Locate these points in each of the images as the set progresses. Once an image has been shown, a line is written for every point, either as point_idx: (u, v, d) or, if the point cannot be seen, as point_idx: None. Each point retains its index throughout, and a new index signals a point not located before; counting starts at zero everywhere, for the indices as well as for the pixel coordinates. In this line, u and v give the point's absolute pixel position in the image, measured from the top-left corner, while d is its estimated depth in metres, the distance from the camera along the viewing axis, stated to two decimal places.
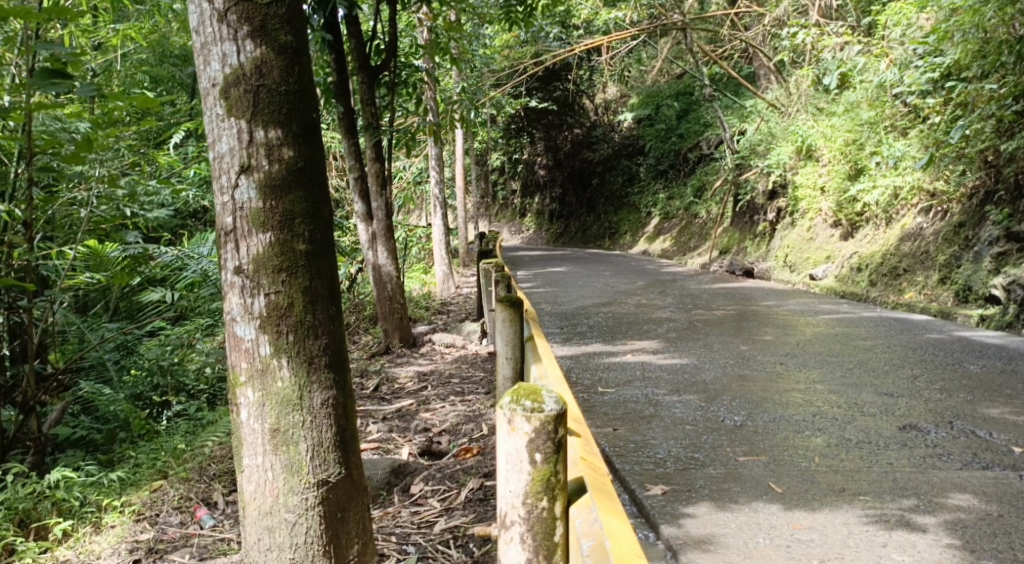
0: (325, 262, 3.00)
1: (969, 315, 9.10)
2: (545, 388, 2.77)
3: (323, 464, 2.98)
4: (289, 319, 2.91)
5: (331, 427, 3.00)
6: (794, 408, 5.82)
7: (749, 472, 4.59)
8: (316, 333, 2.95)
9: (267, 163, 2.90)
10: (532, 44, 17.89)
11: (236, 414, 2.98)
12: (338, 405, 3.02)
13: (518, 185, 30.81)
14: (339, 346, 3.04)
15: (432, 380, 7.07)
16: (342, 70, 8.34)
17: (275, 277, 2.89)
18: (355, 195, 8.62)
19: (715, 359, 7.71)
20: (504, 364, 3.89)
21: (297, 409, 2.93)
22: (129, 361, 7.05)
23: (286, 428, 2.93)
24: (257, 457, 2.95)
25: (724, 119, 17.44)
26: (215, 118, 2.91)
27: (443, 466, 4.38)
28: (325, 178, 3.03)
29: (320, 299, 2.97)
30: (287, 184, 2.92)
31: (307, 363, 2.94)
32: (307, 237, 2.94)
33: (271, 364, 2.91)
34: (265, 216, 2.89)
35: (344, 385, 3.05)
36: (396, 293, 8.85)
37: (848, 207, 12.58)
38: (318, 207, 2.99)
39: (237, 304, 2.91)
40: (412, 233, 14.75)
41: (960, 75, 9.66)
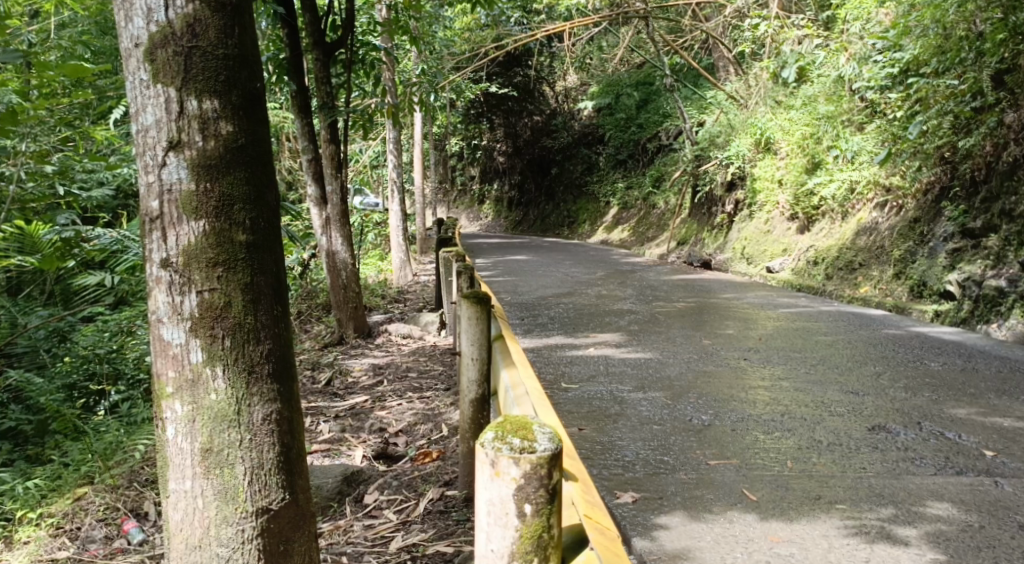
0: (269, 255, 2.66)
1: (924, 311, 8.97)
2: (537, 423, 2.38)
3: (262, 490, 2.66)
4: (225, 321, 2.57)
5: (274, 446, 2.67)
6: (762, 408, 5.62)
7: (721, 478, 4.37)
8: (258, 338, 2.62)
9: (201, 138, 2.55)
10: (493, 28, 17.55)
11: (162, 432, 2.63)
12: (283, 419, 2.70)
13: (477, 171, 30.39)
14: (286, 355, 2.72)
15: (387, 374, 6.73)
16: (295, 45, 7.94)
17: (209, 273, 2.56)
18: (308, 177, 8.25)
19: (678, 354, 7.50)
20: (469, 365, 3.59)
21: (233, 426, 2.60)
22: (63, 351, 6.65)
23: (219, 448, 2.60)
24: (185, 480, 2.62)
25: (683, 110, 17.30)
26: (139, 85, 2.56)
27: (400, 473, 4.08)
28: (269, 157, 2.70)
29: (263, 299, 2.64)
30: (225, 163, 2.58)
31: (246, 373, 2.61)
32: (247, 227, 2.60)
33: (203, 374, 2.58)
34: (197, 201, 2.55)
35: (290, 397, 2.73)
36: (351, 281, 8.48)
37: (804, 201, 12.40)
38: (261, 191, 2.65)
39: (164, 302, 2.57)
40: (368, 218, 14.35)
41: (918, 70, 9.58)
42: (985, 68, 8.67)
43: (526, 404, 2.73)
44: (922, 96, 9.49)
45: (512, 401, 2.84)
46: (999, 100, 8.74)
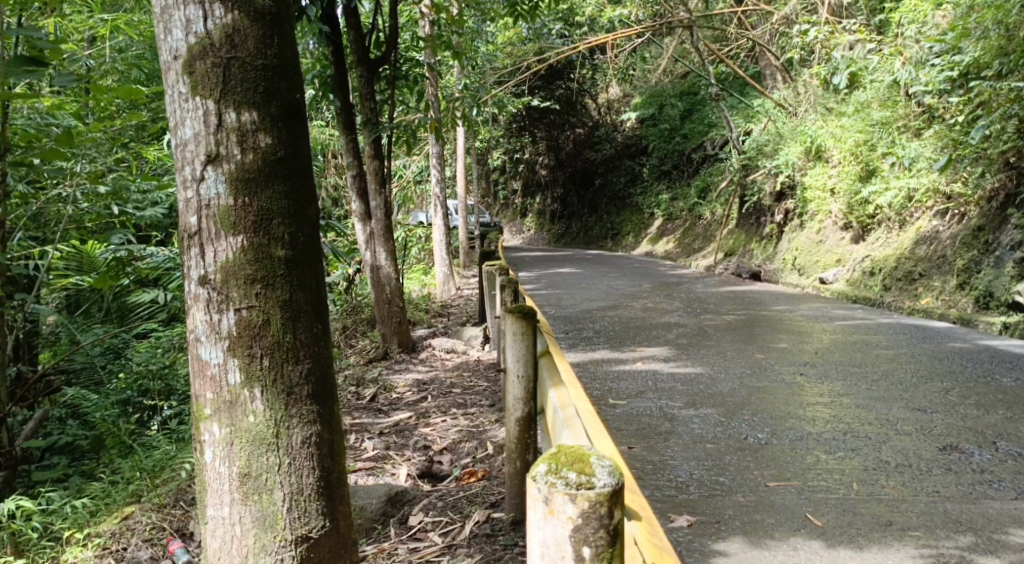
0: (308, 271, 2.59)
1: (991, 323, 8.62)
2: (594, 454, 2.20)
3: (302, 516, 2.58)
4: (263, 340, 2.50)
5: (313, 470, 2.59)
6: (822, 425, 5.42)
7: (781, 501, 4.19)
8: (297, 357, 2.54)
9: (239, 152, 2.50)
10: (536, 42, 17.54)
11: (200, 455, 2.57)
12: (323, 442, 2.62)
13: (519, 184, 30.33)
14: (326, 375, 2.64)
15: (431, 390, 6.65)
16: (340, 62, 7.97)
17: (248, 290, 2.49)
18: (352, 194, 8.28)
19: (730, 368, 7.30)
20: (514, 383, 3.47)
21: (271, 449, 2.53)
22: (118, 368, 6.69)
23: (257, 473, 2.53)
24: (223, 507, 2.55)
25: (730, 119, 17.03)
26: (178, 98, 2.51)
27: (445, 494, 3.98)
28: (309, 170, 2.63)
29: (302, 317, 2.56)
30: (264, 176, 2.51)
31: (285, 395, 2.53)
32: (287, 242, 2.54)
33: (240, 396, 2.51)
34: (235, 216, 2.49)
35: (330, 419, 2.64)
36: (395, 296, 8.44)
37: (858, 210, 12.16)
38: (301, 205, 2.58)
39: (202, 321, 2.51)
40: (411, 233, 14.35)
41: (979, 74, 9.24)
42: None
43: (577, 428, 2.56)
44: (984, 100, 9.15)
45: (561, 424, 2.67)
46: None
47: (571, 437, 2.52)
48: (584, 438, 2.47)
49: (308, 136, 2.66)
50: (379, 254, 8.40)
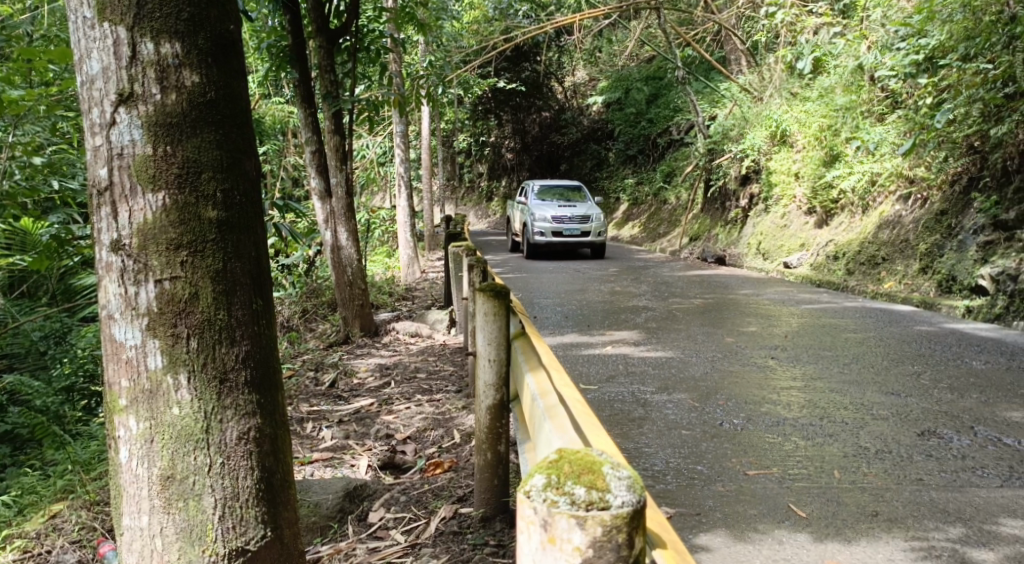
0: (244, 238, 2.27)
1: (953, 307, 8.38)
2: (606, 462, 1.76)
3: (237, 526, 2.28)
4: (190, 318, 2.19)
5: (252, 471, 2.30)
6: (798, 411, 5.21)
7: (762, 490, 3.95)
8: (233, 338, 2.24)
9: (159, 91, 2.17)
10: (501, 21, 17.23)
11: (115, 454, 2.26)
12: (263, 438, 2.32)
13: (484, 168, 29.69)
14: (267, 362, 2.34)
15: (395, 375, 6.35)
16: (298, 31, 7.59)
17: (170, 257, 2.18)
18: (312, 169, 7.83)
19: (702, 352, 7.09)
20: (485, 367, 3.16)
21: (199, 448, 2.22)
22: (64, 352, 6.10)
23: (183, 475, 2.22)
24: (142, 515, 2.24)
25: (695, 103, 16.84)
26: (82, 24, 2.17)
27: (408, 488, 3.69)
28: (243, 117, 2.30)
29: (238, 292, 2.25)
30: (189, 122, 2.18)
31: (217, 383, 2.22)
32: (218, 200, 2.22)
33: (163, 384, 2.19)
34: (154, 168, 2.17)
35: (271, 410, 2.34)
36: (356, 278, 8.10)
37: (822, 194, 11.93)
38: (236, 158, 2.26)
39: (115, 294, 2.20)
40: (374, 215, 13.99)
41: (944, 58, 9.03)
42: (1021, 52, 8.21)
43: (561, 418, 2.17)
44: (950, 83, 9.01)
45: (542, 412, 2.31)
46: None
47: (553, 430, 2.13)
48: (571, 428, 2.07)
49: (243, 76, 2.33)
50: (340, 234, 8.07)
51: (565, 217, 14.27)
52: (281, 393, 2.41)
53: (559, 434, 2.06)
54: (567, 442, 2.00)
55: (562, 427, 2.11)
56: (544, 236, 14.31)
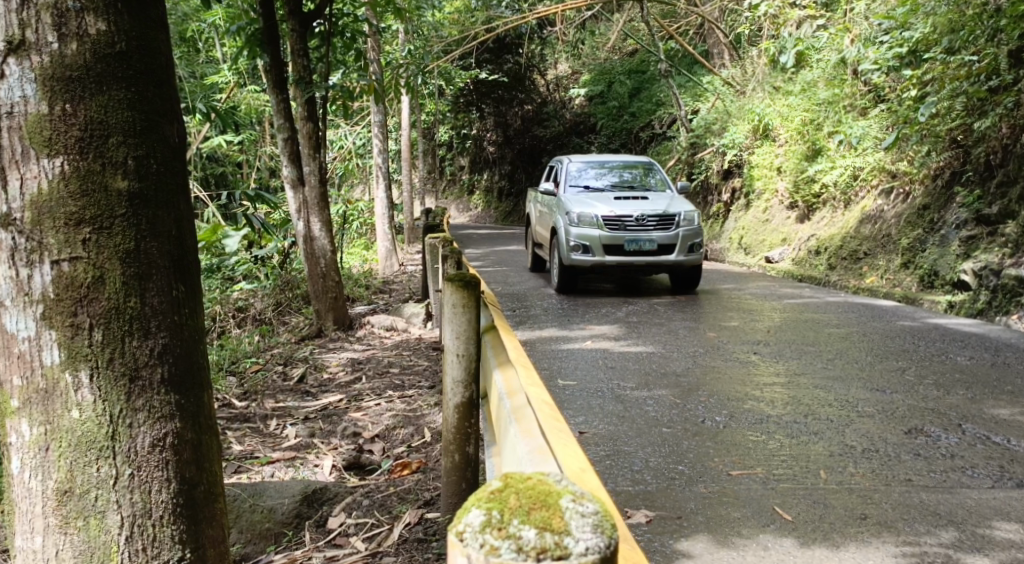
0: (158, 215, 2.05)
1: (936, 302, 8.23)
2: (565, 492, 1.26)
3: (149, 547, 2.07)
4: (92, 306, 1.96)
5: (168, 483, 2.09)
6: (782, 408, 5.02)
7: (745, 492, 3.74)
8: (145, 331, 2.02)
9: (57, 38, 1.91)
10: (482, 12, 16.98)
11: (9, 460, 2.04)
12: (181, 445, 2.11)
13: (466, 161, 29.35)
14: (188, 358, 2.12)
15: (366, 370, 6.11)
16: (270, 14, 7.29)
17: (69, 237, 1.95)
18: (284, 158, 7.62)
19: (683, 347, 6.89)
20: (453, 364, 2.91)
21: (103, 456, 2.00)
22: None
23: (84, 489, 2.00)
24: (37, 533, 2.02)
25: (677, 96, 16.66)
26: None
27: (373, 490, 3.47)
28: (160, 72, 2.07)
29: (152, 277, 2.03)
30: (93, 78, 1.94)
31: (126, 381, 2.00)
32: (129, 170, 1.99)
33: (60, 383, 1.96)
34: (50, 130, 1.92)
35: (191, 414, 2.13)
36: (330, 269, 7.82)
37: (804, 188, 11.76)
38: (152, 122, 2.03)
39: (5, 276, 1.96)
40: (352, 207, 13.72)
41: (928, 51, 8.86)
42: (1005, 44, 8.10)
43: (528, 421, 1.93)
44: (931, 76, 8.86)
45: (510, 416, 2.06)
46: (1018, 79, 8.23)
47: (518, 434, 1.89)
48: (537, 431, 1.83)
49: (163, 26, 2.10)
50: (313, 224, 7.81)
51: (624, 220, 8.73)
52: (204, 395, 2.20)
53: (524, 439, 1.83)
54: (531, 449, 1.76)
55: (528, 431, 1.87)
56: (591, 252, 8.74)
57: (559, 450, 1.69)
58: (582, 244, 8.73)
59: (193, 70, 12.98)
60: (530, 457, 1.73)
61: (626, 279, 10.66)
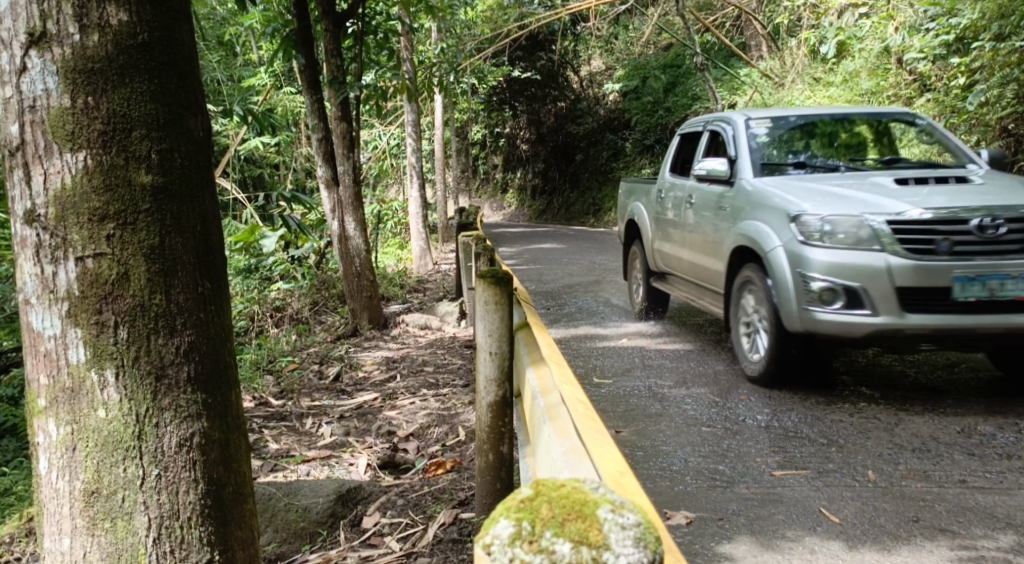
0: (183, 210, 2.02)
1: None
2: (603, 502, 1.20)
3: (175, 549, 2.06)
4: (116, 303, 1.95)
5: (195, 483, 2.07)
6: (825, 406, 4.90)
7: (790, 493, 3.65)
8: (169, 329, 2.00)
9: (78, 29, 1.90)
10: (515, 8, 16.88)
11: (36, 459, 2.04)
12: (208, 445, 2.09)
13: (499, 160, 29.32)
14: (215, 356, 2.11)
15: (401, 369, 6.09)
16: (305, 15, 7.28)
17: (91, 233, 1.93)
18: (319, 157, 7.59)
19: (721, 345, 6.77)
20: (485, 361, 2.86)
21: (130, 457, 1.99)
22: None
23: (111, 490, 1.99)
24: (65, 534, 2.01)
25: (714, 90, 16.41)
26: None
27: (408, 489, 3.45)
28: (183, 65, 2.05)
29: (177, 273, 2.01)
30: (116, 69, 1.92)
31: (151, 379, 1.99)
32: (152, 164, 1.97)
33: (86, 382, 1.96)
34: (71, 124, 1.91)
35: (218, 414, 2.11)
36: (365, 269, 7.82)
37: None
38: (176, 116, 2.01)
39: (31, 273, 1.96)
40: (386, 206, 13.73)
41: (975, 38, 8.57)
42: None
43: (562, 419, 1.88)
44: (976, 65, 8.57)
45: (543, 414, 2.01)
46: None
47: (552, 433, 1.84)
48: (571, 430, 1.78)
49: (188, 19, 2.09)
50: (348, 223, 7.83)
51: (944, 237, 4.01)
52: (232, 394, 2.18)
53: (557, 439, 1.78)
54: (566, 449, 1.71)
55: (562, 430, 1.82)
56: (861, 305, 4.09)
57: (594, 450, 1.64)
58: (837, 285, 4.13)
59: (231, 73, 13.09)
60: (565, 457, 1.68)
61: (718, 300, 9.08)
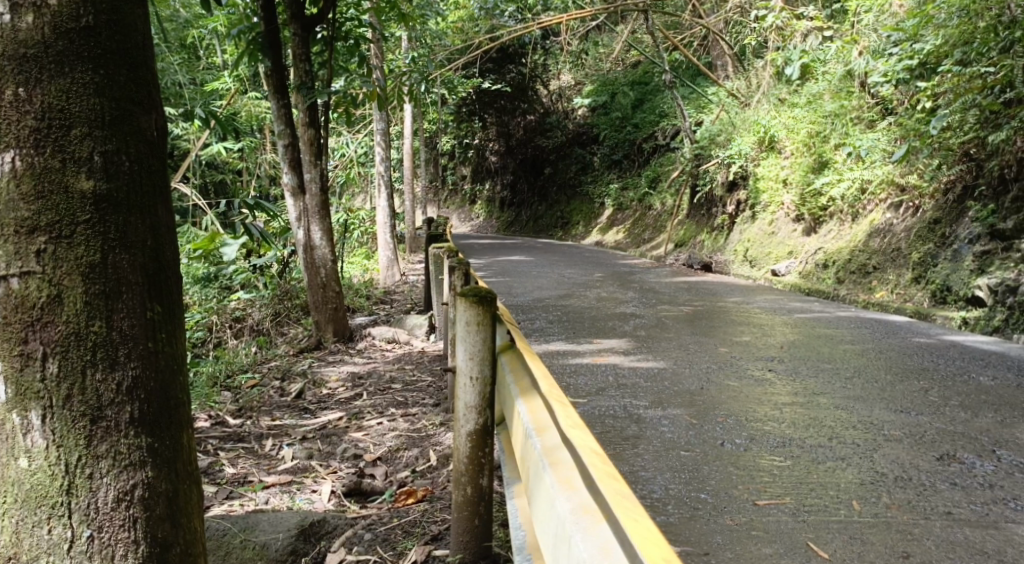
0: (129, 223, 1.84)
1: (949, 318, 7.85)
2: None
3: None
4: (46, 332, 1.78)
5: (137, 541, 1.86)
6: (803, 430, 4.76)
7: (775, 525, 3.49)
8: (107, 362, 1.81)
9: (10, 13, 1.74)
10: (485, 20, 16.67)
11: None
12: (152, 497, 1.89)
13: (467, 171, 29.15)
14: (164, 392, 1.91)
15: (367, 386, 5.85)
16: (271, 18, 7.04)
17: (19, 251, 1.77)
18: (284, 164, 7.37)
19: (694, 363, 6.63)
20: (466, 387, 2.67)
21: (56, 514, 1.81)
22: None
23: (33, 554, 1.81)
24: None
25: (682, 107, 16.32)
26: None
27: (376, 522, 3.24)
28: (133, 52, 1.86)
29: (121, 295, 1.83)
30: (53, 59, 1.76)
31: (85, 422, 1.80)
32: (94, 170, 1.80)
33: (8, 426, 1.79)
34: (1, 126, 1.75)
35: (167, 458, 1.91)
36: (330, 280, 7.58)
37: (810, 201, 11.34)
38: (124, 111, 1.83)
39: None
40: (354, 216, 13.46)
41: (939, 64, 8.44)
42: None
43: (567, 471, 1.72)
44: (942, 88, 8.46)
45: (542, 460, 1.85)
46: None
47: (558, 488, 1.67)
48: (584, 484, 1.62)
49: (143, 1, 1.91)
50: (313, 232, 7.55)
51: None
52: (183, 436, 1.98)
53: (565, 496, 1.63)
54: (577, 510, 1.57)
55: (571, 484, 1.67)
56: None
57: (616, 511, 1.50)
58: None
59: (194, 77, 12.72)
60: (582, 522, 1.53)
61: (690, 316, 8.95)
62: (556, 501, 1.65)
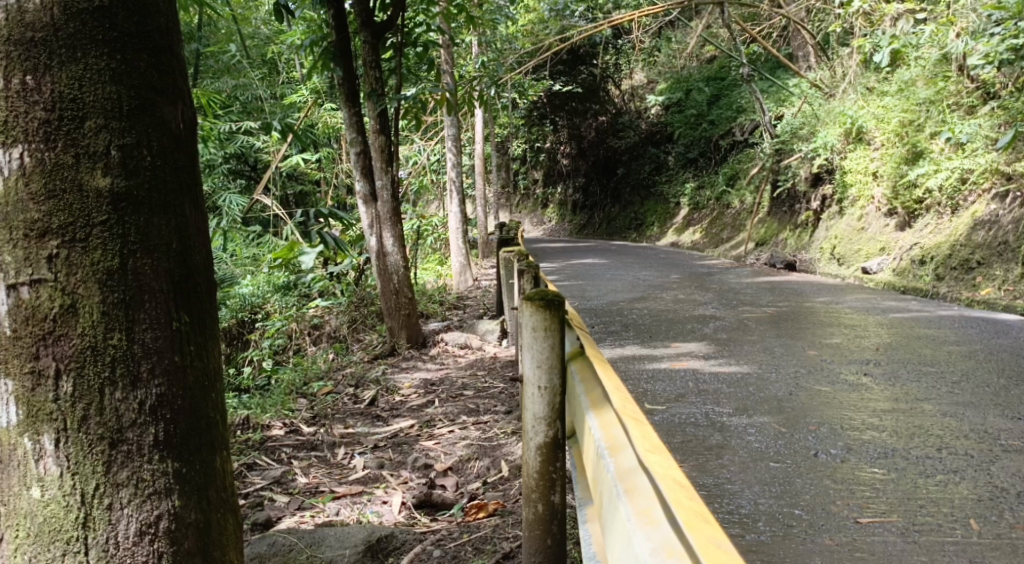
0: (149, 228, 1.75)
1: None
2: None
3: None
4: (61, 345, 1.67)
5: None
6: (906, 440, 4.43)
7: (882, 545, 3.22)
8: (127, 378, 1.71)
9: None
10: (555, 21, 16.40)
11: None
12: (179, 530, 1.79)
13: (539, 175, 29.04)
14: (192, 412, 1.82)
15: (439, 393, 5.73)
16: (343, 27, 6.98)
17: (25, 261, 1.67)
18: (356, 172, 7.33)
19: (782, 367, 6.31)
20: (534, 398, 2.50)
21: (72, 551, 1.69)
22: None
23: None
24: None
25: (761, 101, 15.76)
26: None
27: (446, 538, 3.12)
28: (155, 41, 1.78)
29: (144, 305, 1.73)
30: (70, 44, 1.67)
31: (106, 447, 1.70)
32: (109, 165, 1.70)
33: (19, 450, 1.68)
34: (8, 114, 1.65)
35: (193, 485, 1.81)
36: (403, 286, 7.51)
37: (904, 194, 10.75)
38: (142, 105, 1.74)
39: None
40: (426, 221, 13.44)
41: None
42: None
43: (646, 506, 1.53)
44: None
45: (617, 488, 1.67)
46: None
47: (637, 526, 1.50)
48: (669, 522, 1.44)
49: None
50: (385, 239, 7.48)
51: None
52: (215, 459, 1.89)
53: (645, 533, 1.46)
54: (659, 550, 1.40)
55: (651, 518, 1.50)
56: None
57: (702, 552, 1.32)
58: None
59: (270, 90, 12.86)
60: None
61: (773, 318, 8.59)
62: (635, 539, 1.48)
